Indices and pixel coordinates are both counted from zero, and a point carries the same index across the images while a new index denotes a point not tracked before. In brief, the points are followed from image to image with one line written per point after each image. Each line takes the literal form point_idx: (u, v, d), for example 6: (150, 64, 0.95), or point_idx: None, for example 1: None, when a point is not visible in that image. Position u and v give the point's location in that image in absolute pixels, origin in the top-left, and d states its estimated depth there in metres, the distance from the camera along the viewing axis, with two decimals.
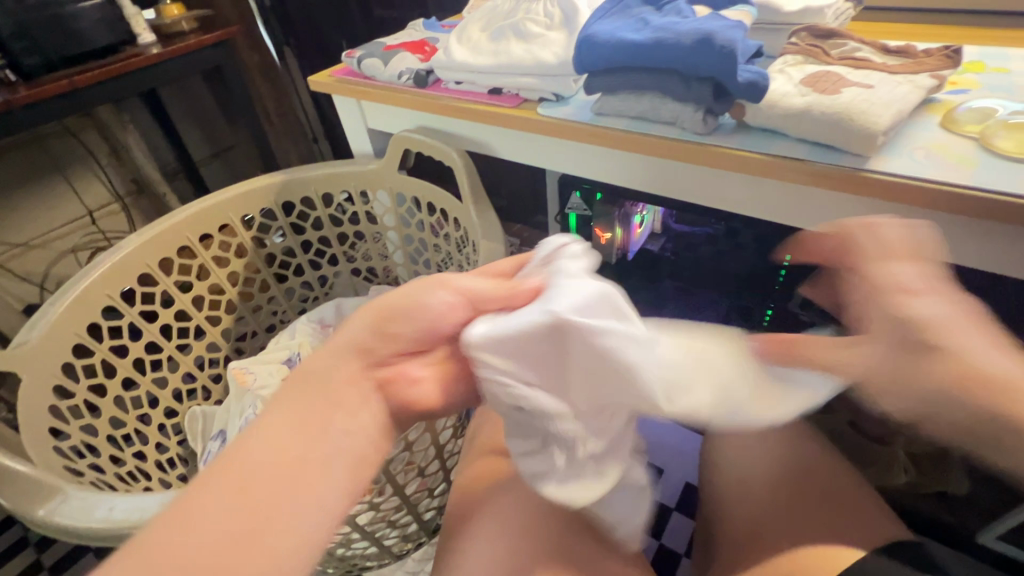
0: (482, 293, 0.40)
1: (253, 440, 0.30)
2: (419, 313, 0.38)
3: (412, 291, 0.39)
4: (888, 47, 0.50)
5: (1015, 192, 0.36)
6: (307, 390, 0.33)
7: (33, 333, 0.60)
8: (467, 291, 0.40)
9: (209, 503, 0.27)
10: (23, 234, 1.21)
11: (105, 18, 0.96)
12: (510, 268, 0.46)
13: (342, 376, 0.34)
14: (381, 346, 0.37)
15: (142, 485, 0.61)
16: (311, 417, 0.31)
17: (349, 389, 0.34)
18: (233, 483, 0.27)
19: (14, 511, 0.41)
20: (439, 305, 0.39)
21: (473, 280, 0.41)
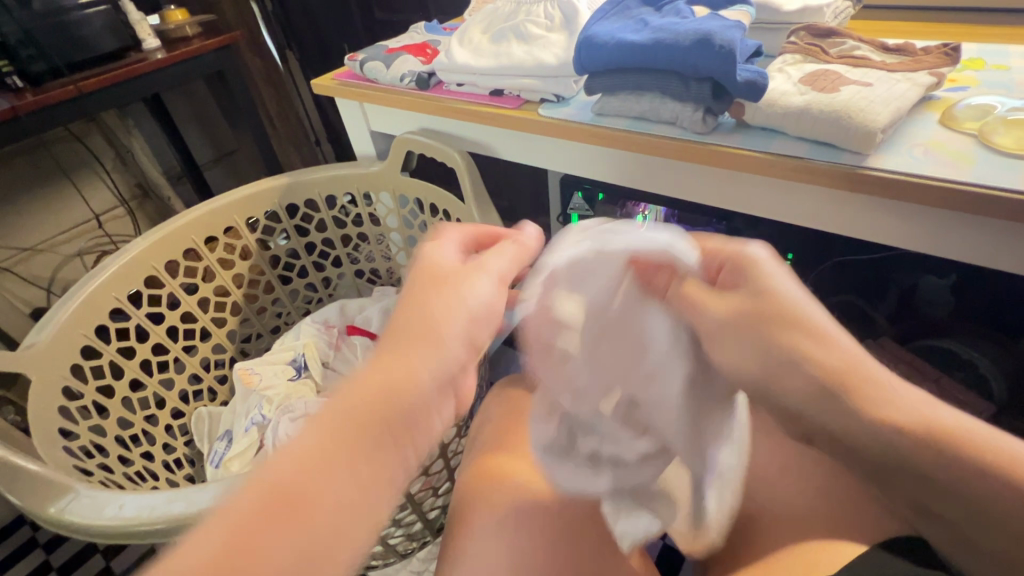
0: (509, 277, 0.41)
1: (335, 417, 0.30)
2: (474, 307, 0.37)
3: (458, 281, 0.38)
4: (887, 46, 0.50)
5: (1012, 188, 0.37)
6: (398, 409, 0.31)
7: (42, 335, 0.61)
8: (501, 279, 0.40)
9: (294, 477, 0.27)
10: (30, 239, 1.22)
11: (109, 24, 0.97)
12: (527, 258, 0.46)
13: (427, 362, 0.33)
14: (465, 354, 0.35)
15: (150, 484, 0.62)
16: (386, 445, 0.30)
17: (432, 374, 0.33)
18: (300, 501, 0.26)
19: (26, 509, 0.42)
20: (485, 296, 0.38)
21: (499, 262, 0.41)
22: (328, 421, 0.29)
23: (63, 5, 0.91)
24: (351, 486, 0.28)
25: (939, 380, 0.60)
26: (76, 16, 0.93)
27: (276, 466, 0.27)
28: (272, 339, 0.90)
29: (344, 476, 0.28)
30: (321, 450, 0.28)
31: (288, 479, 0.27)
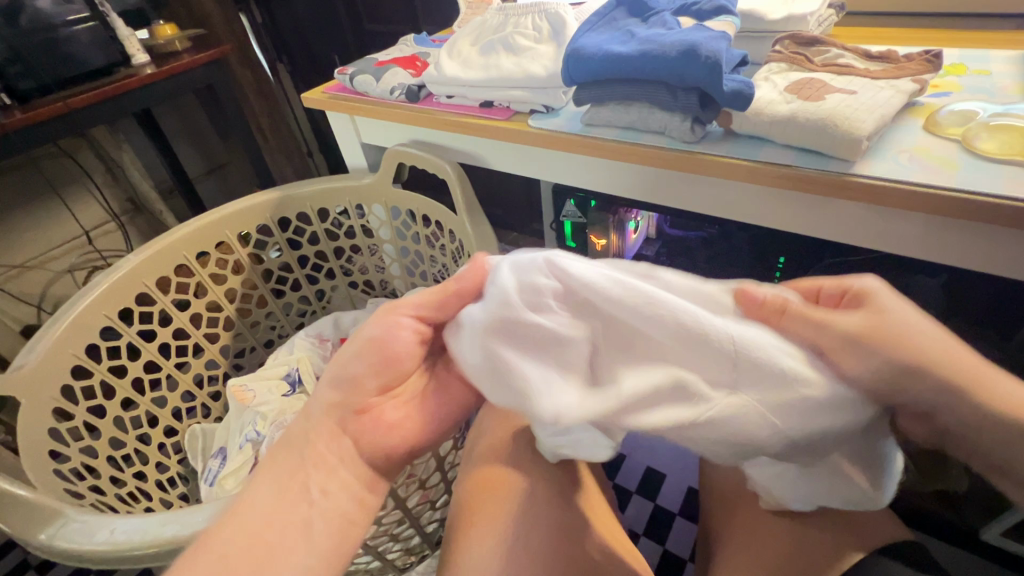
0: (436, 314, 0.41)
1: (250, 497, 0.35)
2: (390, 354, 0.40)
3: (381, 327, 0.41)
4: (869, 53, 0.51)
5: (996, 193, 0.37)
6: (288, 466, 0.37)
7: (31, 356, 0.60)
8: (423, 317, 0.41)
9: (205, 556, 0.32)
10: (20, 256, 1.21)
11: (97, 39, 0.97)
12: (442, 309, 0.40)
13: (321, 438, 0.38)
14: (351, 395, 0.39)
15: (143, 505, 0.61)
16: (288, 502, 0.35)
17: (329, 449, 0.38)
18: (216, 556, 0.32)
19: (16, 536, 0.41)
20: (404, 334, 0.41)
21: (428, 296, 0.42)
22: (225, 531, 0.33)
23: (51, 21, 0.92)
24: (257, 534, 0.33)
25: None
26: (64, 33, 0.93)
27: (199, 543, 0.33)
28: (265, 353, 0.89)
29: (251, 539, 0.33)
30: (227, 528, 0.33)
31: (213, 550, 0.32)
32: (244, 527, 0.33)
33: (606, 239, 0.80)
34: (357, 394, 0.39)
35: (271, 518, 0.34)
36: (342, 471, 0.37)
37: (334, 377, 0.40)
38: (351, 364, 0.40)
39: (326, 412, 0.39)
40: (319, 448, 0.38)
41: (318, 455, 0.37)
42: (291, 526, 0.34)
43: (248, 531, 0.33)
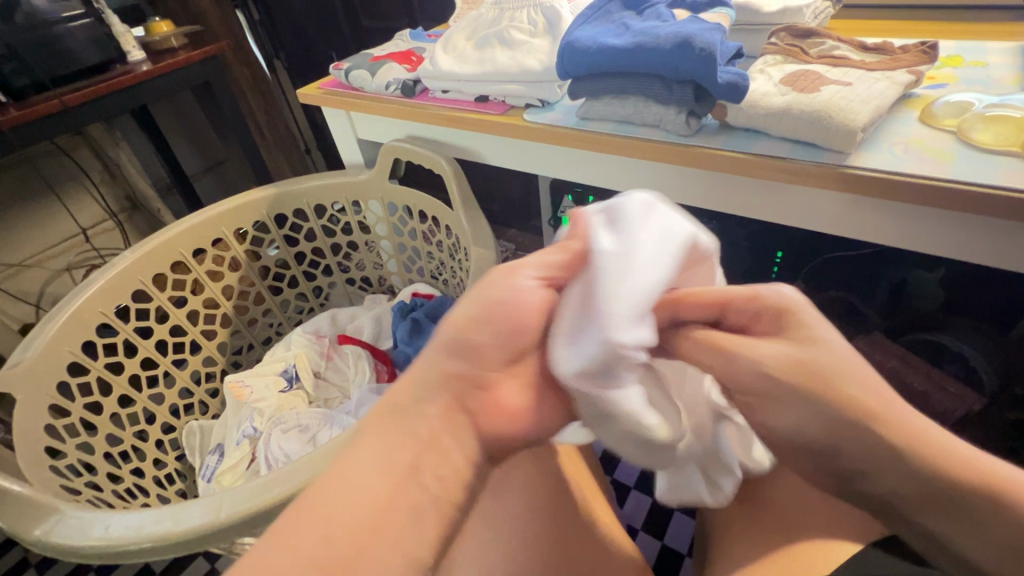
0: (561, 269, 0.35)
1: (347, 468, 0.28)
2: (513, 314, 0.32)
3: (494, 283, 0.33)
4: (865, 45, 0.51)
5: (990, 183, 0.37)
6: (401, 431, 0.30)
7: (27, 354, 0.60)
8: (549, 272, 0.34)
9: (294, 548, 0.26)
10: (18, 254, 1.21)
11: (94, 37, 0.97)
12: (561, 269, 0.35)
13: (434, 410, 0.30)
14: (474, 366, 0.32)
15: (140, 502, 0.61)
16: (403, 468, 0.28)
17: (442, 424, 0.30)
18: (310, 538, 0.26)
19: (12, 532, 0.41)
20: (530, 294, 0.33)
21: (541, 252, 0.36)
22: (319, 511, 0.27)
23: (47, 18, 0.91)
24: (366, 512, 0.27)
25: (930, 374, 0.61)
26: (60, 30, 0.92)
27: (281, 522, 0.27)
28: (263, 350, 0.89)
29: (362, 508, 0.27)
30: (333, 490, 0.28)
31: (301, 537, 0.26)
32: (341, 513, 0.27)
33: None
34: (477, 365, 0.32)
35: (386, 485, 0.28)
36: (462, 445, 0.30)
37: (444, 337, 0.32)
38: (476, 331, 0.32)
39: (446, 376, 0.31)
40: (434, 422, 0.30)
41: (435, 427, 0.30)
42: (401, 507, 0.27)
43: (348, 518, 0.27)
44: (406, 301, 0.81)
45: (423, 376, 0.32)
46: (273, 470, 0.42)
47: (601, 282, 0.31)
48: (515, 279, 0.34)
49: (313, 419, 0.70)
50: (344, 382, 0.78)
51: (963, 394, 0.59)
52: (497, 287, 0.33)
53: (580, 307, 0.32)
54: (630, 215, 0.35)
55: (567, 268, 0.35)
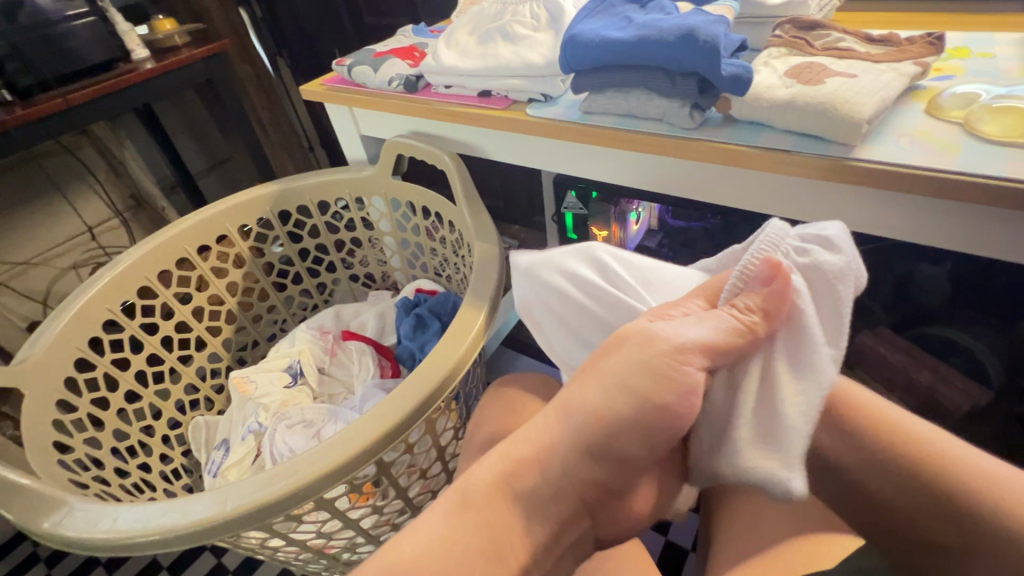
0: (718, 345, 0.33)
1: (447, 538, 0.30)
2: (677, 415, 0.32)
3: (657, 365, 0.32)
4: (871, 37, 0.50)
5: (997, 174, 0.37)
6: (518, 511, 0.32)
7: (34, 349, 0.61)
8: (705, 348, 0.33)
9: None
10: (25, 253, 1.22)
11: (98, 35, 0.97)
12: (728, 341, 0.33)
13: (557, 510, 0.32)
14: (616, 478, 0.32)
15: (147, 496, 0.62)
16: (508, 543, 0.31)
17: (553, 520, 0.32)
18: None
19: (20, 525, 0.41)
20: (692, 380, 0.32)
21: (698, 328, 0.33)
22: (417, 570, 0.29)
23: (51, 17, 0.91)
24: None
25: (935, 369, 0.62)
26: (63, 29, 0.92)
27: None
28: (268, 347, 0.89)
29: (463, 567, 0.29)
30: (444, 536, 0.30)
31: None
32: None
33: (607, 230, 0.80)
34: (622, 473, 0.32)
35: (493, 552, 0.30)
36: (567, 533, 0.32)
37: (582, 422, 0.32)
38: (623, 437, 0.32)
39: (579, 476, 0.32)
40: (554, 521, 0.32)
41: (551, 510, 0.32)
42: None
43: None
44: (410, 297, 0.81)
45: (557, 460, 0.32)
46: (279, 464, 0.42)
47: (799, 390, 0.33)
48: (679, 372, 0.32)
49: (317, 415, 0.70)
50: (347, 377, 0.78)
51: (969, 389, 0.61)
52: (665, 375, 0.32)
53: (768, 390, 0.34)
54: (831, 308, 0.34)
55: (727, 353, 0.33)
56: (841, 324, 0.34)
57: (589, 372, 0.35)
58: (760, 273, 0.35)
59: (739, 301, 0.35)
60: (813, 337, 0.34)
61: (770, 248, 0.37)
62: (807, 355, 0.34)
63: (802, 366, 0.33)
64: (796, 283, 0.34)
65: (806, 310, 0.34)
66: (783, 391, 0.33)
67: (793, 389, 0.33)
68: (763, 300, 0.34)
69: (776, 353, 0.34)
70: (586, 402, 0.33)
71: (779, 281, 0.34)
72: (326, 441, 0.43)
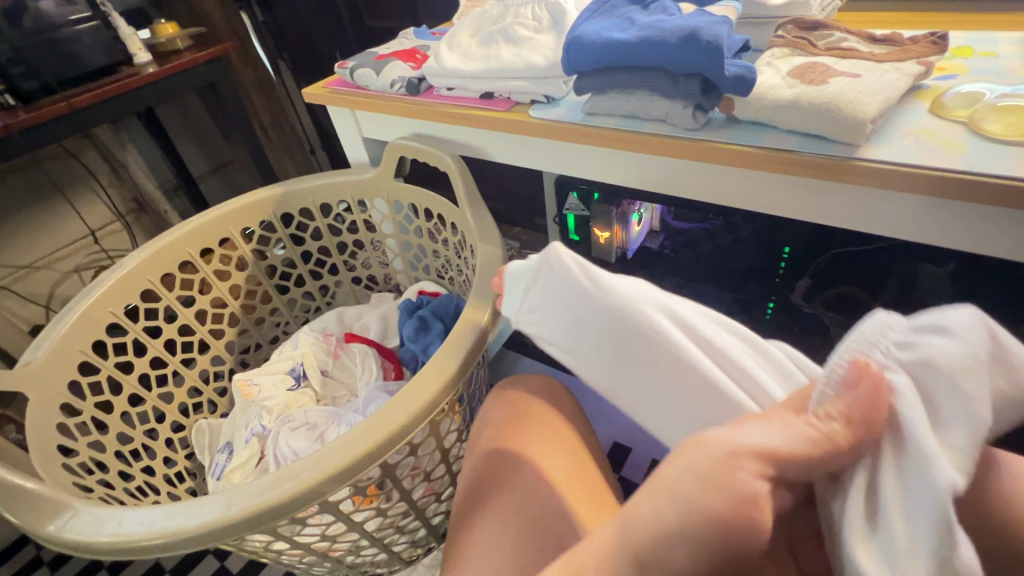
0: (786, 455, 0.24)
1: None
2: (751, 530, 0.22)
3: (707, 469, 0.23)
4: (874, 36, 0.50)
5: (1003, 174, 0.36)
6: None
7: (38, 352, 0.61)
8: (770, 453, 0.24)
9: None
10: (28, 256, 1.22)
11: (100, 40, 0.98)
12: (807, 450, 0.24)
13: None
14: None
15: (151, 499, 0.62)
16: None
17: None
18: None
19: (24, 528, 0.41)
20: (761, 493, 0.22)
21: (760, 430, 0.25)
22: None
23: (54, 22, 0.92)
24: None
25: None
26: (66, 33, 0.93)
27: None
28: (271, 349, 0.89)
29: None
30: None
31: None
32: None
33: (609, 232, 0.80)
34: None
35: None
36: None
37: (633, 533, 0.24)
38: (679, 546, 0.22)
39: None
40: None
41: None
42: None
43: None
44: (412, 299, 0.81)
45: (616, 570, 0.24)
46: (283, 467, 0.42)
47: (909, 510, 0.23)
48: (737, 480, 0.22)
49: (320, 417, 0.70)
50: (351, 380, 0.78)
51: None
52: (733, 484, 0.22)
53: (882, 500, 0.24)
54: (949, 407, 0.26)
55: (796, 463, 0.24)
56: (965, 409, 0.25)
57: (651, 482, 0.25)
58: (846, 378, 0.27)
59: (814, 404, 0.27)
60: (926, 440, 0.24)
61: (863, 345, 0.28)
62: (915, 459, 0.24)
63: (912, 468, 0.23)
64: (897, 381, 0.26)
65: (910, 414, 0.25)
66: (888, 512, 0.23)
67: (905, 506, 0.23)
68: (846, 405, 0.26)
69: (880, 463, 0.25)
70: (642, 516, 0.24)
71: (865, 382, 0.26)
72: (330, 444, 0.43)
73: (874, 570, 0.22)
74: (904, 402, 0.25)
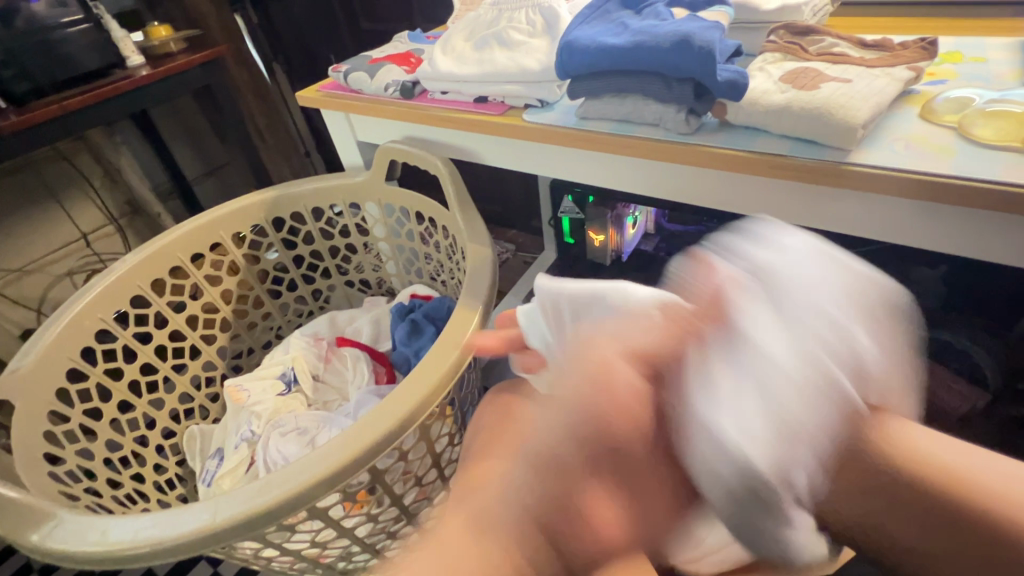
0: (649, 350, 0.32)
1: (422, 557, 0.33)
2: (610, 404, 0.32)
3: (590, 375, 0.33)
4: (865, 42, 0.51)
5: (993, 179, 0.37)
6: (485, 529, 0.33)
7: (26, 359, 0.60)
8: (635, 353, 0.32)
9: None
10: (19, 260, 1.21)
11: (94, 43, 0.96)
12: (663, 344, 0.32)
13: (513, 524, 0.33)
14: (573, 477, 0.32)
15: (141, 507, 0.61)
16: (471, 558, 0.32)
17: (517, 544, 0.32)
18: None
19: (11, 538, 0.41)
20: (623, 383, 0.32)
21: (632, 334, 0.33)
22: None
23: (46, 24, 0.91)
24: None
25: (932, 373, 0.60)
26: (59, 35, 0.92)
27: None
28: (263, 353, 0.89)
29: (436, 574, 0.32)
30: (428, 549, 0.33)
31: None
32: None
33: (603, 235, 0.80)
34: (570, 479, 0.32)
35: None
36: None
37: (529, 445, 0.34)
38: (560, 439, 0.33)
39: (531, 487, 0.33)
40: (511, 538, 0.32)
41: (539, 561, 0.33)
42: None
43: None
44: (406, 303, 0.81)
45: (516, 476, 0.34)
46: (273, 473, 0.42)
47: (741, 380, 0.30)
48: (610, 374, 0.32)
49: (312, 422, 0.69)
50: (343, 384, 0.78)
51: (968, 392, 0.59)
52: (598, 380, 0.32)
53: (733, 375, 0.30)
54: (796, 296, 0.32)
55: (661, 359, 0.32)
56: (809, 298, 0.32)
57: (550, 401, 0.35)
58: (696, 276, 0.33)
59: (679, 310, 0.33)
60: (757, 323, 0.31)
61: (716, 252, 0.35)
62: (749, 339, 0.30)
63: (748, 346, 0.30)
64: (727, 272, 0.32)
65: (746, 302, 0.31)
66: (729, 381, 0.30)
67: (741, 376, 0.30)
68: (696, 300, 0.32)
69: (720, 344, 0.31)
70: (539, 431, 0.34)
71: (706, 279, 0.33)
72: (321, 450, 0.42)
73: (722, 424, 0.29)
74: (746, 308, 0.31)
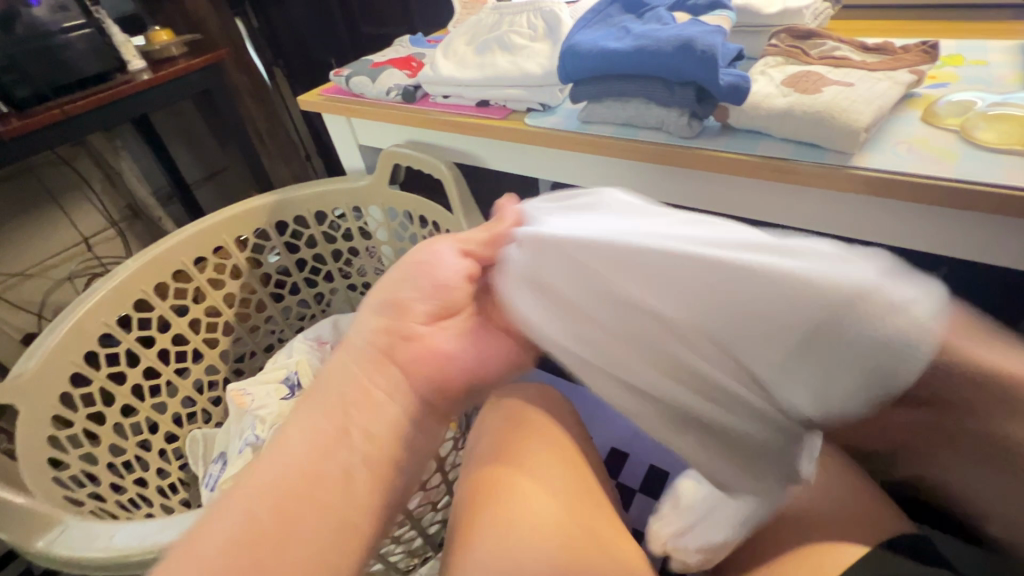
0: (474, 243, 0.46)
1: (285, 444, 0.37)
2: (432, 272, 0.45)
3: (425, 258, 0.46)
4: (866, 45, 0.51)
5: (996, 182, 0.37)
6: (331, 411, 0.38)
7: (30, 363, 0.60)
8: (467, 250, 0.46)
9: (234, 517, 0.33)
10: (20, 264, 1.21)
11: (94, 46, 0.97)
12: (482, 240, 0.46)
13: (355, 382, 0.40)
14: (398, 321, 0.43)
15: (144, 512, 0.61)
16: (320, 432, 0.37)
17: (361, 398, 0.39)
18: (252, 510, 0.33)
19: (15, 544, 0.41)
20: (449, 261, 0.46)
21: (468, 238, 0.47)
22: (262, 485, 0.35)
23: (47, 29, 0.92)
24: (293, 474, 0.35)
25: None
26: (60, 40, 0.92)
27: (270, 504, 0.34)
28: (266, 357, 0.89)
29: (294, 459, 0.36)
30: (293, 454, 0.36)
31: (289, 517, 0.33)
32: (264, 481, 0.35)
33: None
34: (405, 321, 0.44)
35: (347, 523, 0.35)
36: (539, 550, 0.38)
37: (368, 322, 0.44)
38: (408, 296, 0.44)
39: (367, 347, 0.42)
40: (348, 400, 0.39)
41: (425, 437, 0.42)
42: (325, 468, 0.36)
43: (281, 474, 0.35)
44: None
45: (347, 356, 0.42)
46: None
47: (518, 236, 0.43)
48: (427, 257, 0.46)
49: None
50: None
51: None
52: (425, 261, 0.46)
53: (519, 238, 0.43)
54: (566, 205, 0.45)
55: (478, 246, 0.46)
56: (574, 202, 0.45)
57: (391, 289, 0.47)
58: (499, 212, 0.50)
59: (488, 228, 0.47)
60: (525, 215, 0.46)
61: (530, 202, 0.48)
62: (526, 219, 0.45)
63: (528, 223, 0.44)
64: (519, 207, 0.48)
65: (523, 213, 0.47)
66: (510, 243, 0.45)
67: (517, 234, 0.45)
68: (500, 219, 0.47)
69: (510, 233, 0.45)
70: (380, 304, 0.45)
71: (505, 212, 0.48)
72: None
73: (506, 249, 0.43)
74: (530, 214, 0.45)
